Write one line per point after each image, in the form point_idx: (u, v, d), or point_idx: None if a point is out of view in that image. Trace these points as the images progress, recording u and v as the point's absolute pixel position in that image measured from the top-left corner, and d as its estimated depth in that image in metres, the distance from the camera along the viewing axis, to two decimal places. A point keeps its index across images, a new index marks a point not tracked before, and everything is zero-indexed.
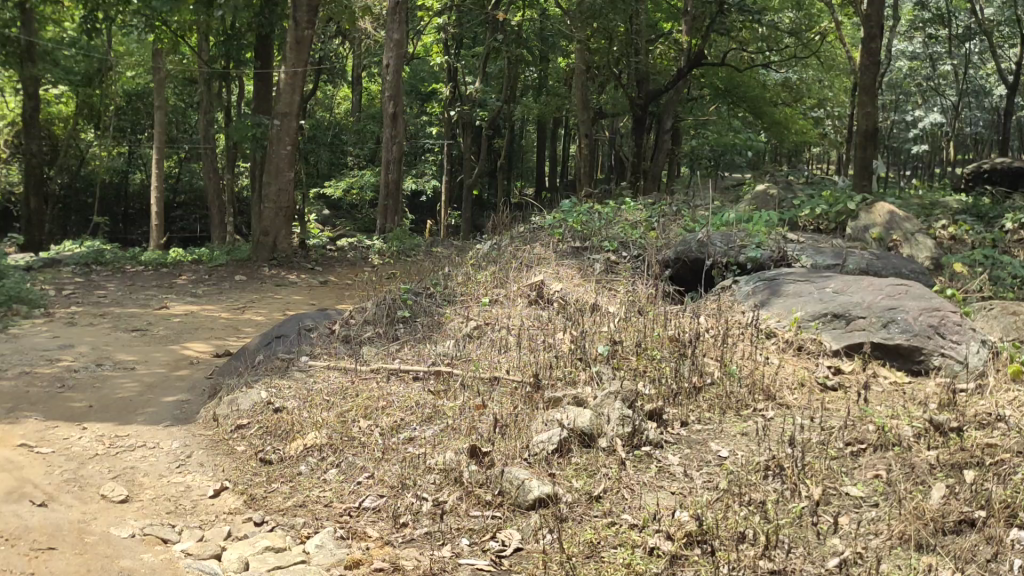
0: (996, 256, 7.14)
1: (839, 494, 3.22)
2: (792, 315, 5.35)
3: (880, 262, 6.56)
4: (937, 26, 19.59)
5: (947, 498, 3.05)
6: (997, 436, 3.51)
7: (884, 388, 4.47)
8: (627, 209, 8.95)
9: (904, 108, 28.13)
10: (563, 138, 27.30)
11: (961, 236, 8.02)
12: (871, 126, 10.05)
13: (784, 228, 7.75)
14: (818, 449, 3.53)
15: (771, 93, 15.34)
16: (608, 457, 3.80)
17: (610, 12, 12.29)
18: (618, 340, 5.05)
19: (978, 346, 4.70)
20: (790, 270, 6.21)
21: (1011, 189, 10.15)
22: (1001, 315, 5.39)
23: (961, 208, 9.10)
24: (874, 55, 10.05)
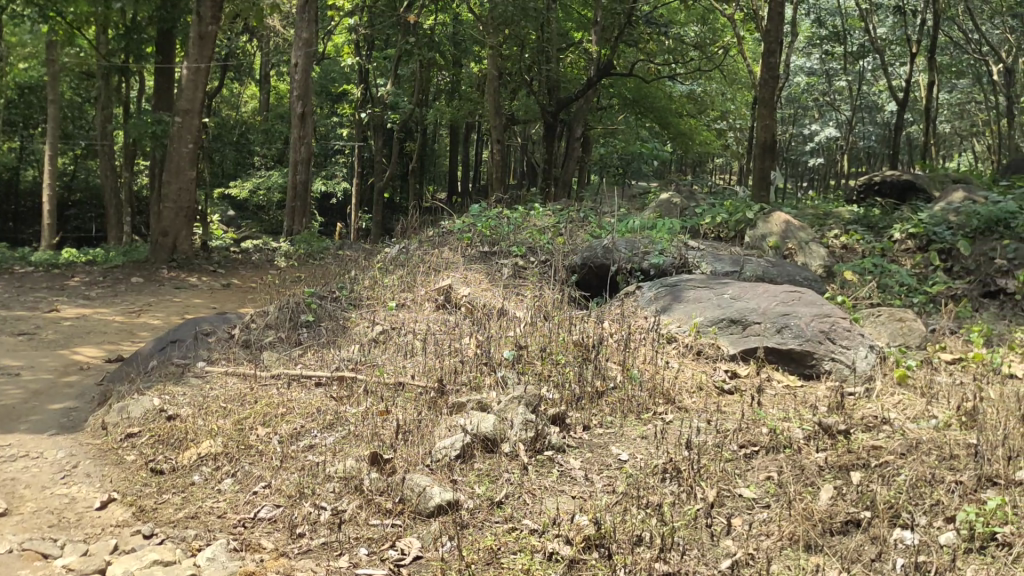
0: (885, 265, 7.46)
1: (732, 496, 3.30)
2: (691, 320, 5.48)
3: (777, 270, 6.78)
4: (833, 43, 20.41)
5: (835, 499, 3.15)
6: (882, 439, 3.65)
7: (777, 391, 4.60)
8: (535, 215, 9.01)
9: (803, 122, 29.17)
10: (475, 142, 27.37)
11: (852, 246, 8.36)
12: (769, 137, 10.40)
13: (685, 235, 7.92)
14: (713, 452, 3.61)
15: (677, 104, 15.67)
16: (510, 462, 3.80)
17: (521, 19, 12.32)
18: (524, 345, 5.08)
19: (866, 350, 4.90)
20: (690, 276, 6.35)
21: (900, 201, 10.61)
22: (888, 321, 5.63)
23: (852, 218, 9.47)
24: (773, 70, 10.39)
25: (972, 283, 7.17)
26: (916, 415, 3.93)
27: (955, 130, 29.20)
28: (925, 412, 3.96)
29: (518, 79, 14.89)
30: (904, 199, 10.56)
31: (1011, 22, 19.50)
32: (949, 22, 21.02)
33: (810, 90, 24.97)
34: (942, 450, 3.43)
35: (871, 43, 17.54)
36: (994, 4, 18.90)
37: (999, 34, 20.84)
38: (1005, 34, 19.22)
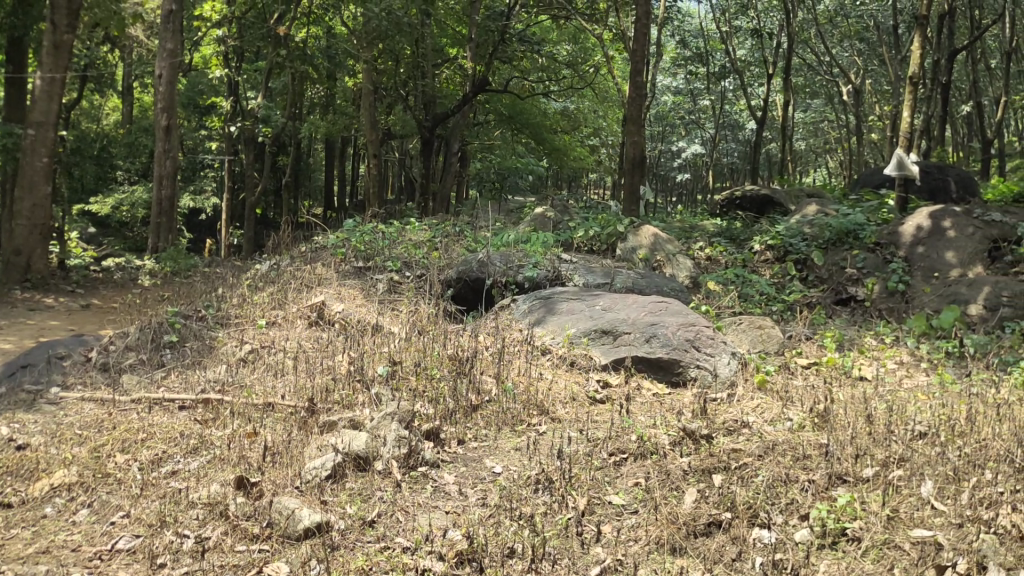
0: (746, 275, 7.81)
1: (602, 503, 3.36)
2: (564, 332, 5.55)
3: (645, 282, 6.97)
4: (697, 63, 21.28)
5: (699, 502, 3.25)
6: (742, 441, 3.80)
7: (646, 399, 4.72)
8: (411, 230, 8.96)
9: (670, 139, 30.26)
10: (350, 158, 27.03)
11: (717, 257, 8.70)
12: (638, 153, 10.72)
13: (558, 248, 8.04)
14: (583, 460, 3.67)
15: (551, 120, 15.93)
16: (383, 480, 3.74)
17: (396, 33, 12.25)
18: (398, 361, 5.03)
19: (729, 358, 5.11)
20: (563, 288, 6.45)
21: (759, 214, 11.14)
22: (749, 328, 5.88)
23: (717, 230, 9.87)
24: (641, 88, 10.71)
25: (826, 291, 7.57)
26: (773, 418, 4.11)
27: (810, 148, 30.91)
28: (782, 414, 4.14)
29: (393, 93, 14.81)
30: (764, 213, 11.07)
31: (857, 46, 20.85)
32: (802, 45, 22.28)
33: (677, 108, 25.93)
34: (797, 451, 3.59)
35: (731, 63, 18.34)
36: (842, 29, 20.16)
37: (847, 57, 22.23)
38: (853, 58, 20.55)
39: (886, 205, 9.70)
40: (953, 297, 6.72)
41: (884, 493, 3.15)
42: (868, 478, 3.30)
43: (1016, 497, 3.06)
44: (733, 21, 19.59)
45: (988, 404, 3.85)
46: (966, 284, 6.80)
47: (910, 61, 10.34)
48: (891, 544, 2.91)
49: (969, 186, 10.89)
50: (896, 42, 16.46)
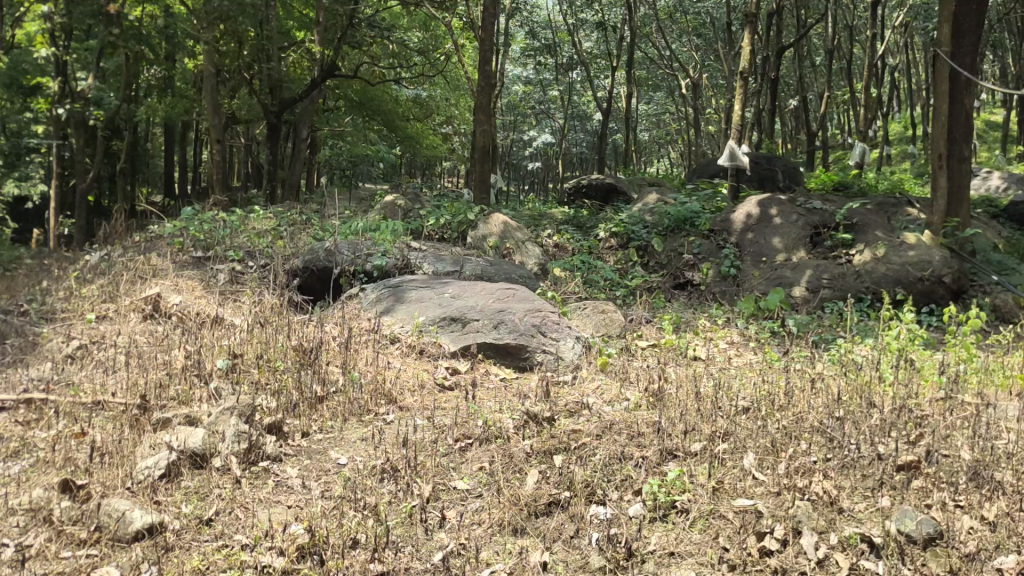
0: (591, 262, 8.02)
1: (447, 489, 3.38)
2: (413, 319, 5.51)
3: (494, 269, 7.04)
4: (546, 54, 21.64)
5: (540, 483, 3.33)
6: (582, 422, 3.91)
7: (494, 385, 4.78)
8: (254, 218, 8.66)
9: (521, 128, 30.65)
10: (191, 143, 25.83)
11: (564, 244, 8.88)
12: (488, 141, 10.79)
13: (407, 236, 7.98)
14: (429, 448, 3.67)
15: (403, 108, 15.75)
16: (222, 477, 3.61)
17: (238, 15, 11.74)
18: (239, 354, 4.85)
19: (573, 342, 5.25)
20: (411, 277, 6.41)
21: (604, 201, 11.45)
22: (592, 313, 6.06)
23: (564, 218, 10.09)
24: (489, 77, 10.76)
25: (665, 276, 7.89)
26: (612, 399, 4.26)
27: (654, 139, 32.08)
28: (620, 395, 4.29)
29: (236, 77, 14.24)
30: (608, 201, 11.38)
31: (695, 42, 21.77)
32: (646, 40, 23.02)
33: (527, 98, 26.26)
34: (632, 429, 3.74)
35: (579, 54, 18.70)
36: (682, 25, 21.01)
37: (687, 51, 23.18)
38: (692, 53, 21.45)
39: (721, 194, 10.19)
40: (780, 280, 7.17)
41: (710, 466, 3.33)
42: (696, 452, 3.47)
43: (826, 465, 3.29)
44: (580, 14, 19.99)
45: (805, 378, 4.11)
46: (790, 268, 7.27)
47: (741, 57, 10.87)
48: (717, 513, 3.08)
49: (795, 176, 11.61)
50: (730, 38, 17.31)
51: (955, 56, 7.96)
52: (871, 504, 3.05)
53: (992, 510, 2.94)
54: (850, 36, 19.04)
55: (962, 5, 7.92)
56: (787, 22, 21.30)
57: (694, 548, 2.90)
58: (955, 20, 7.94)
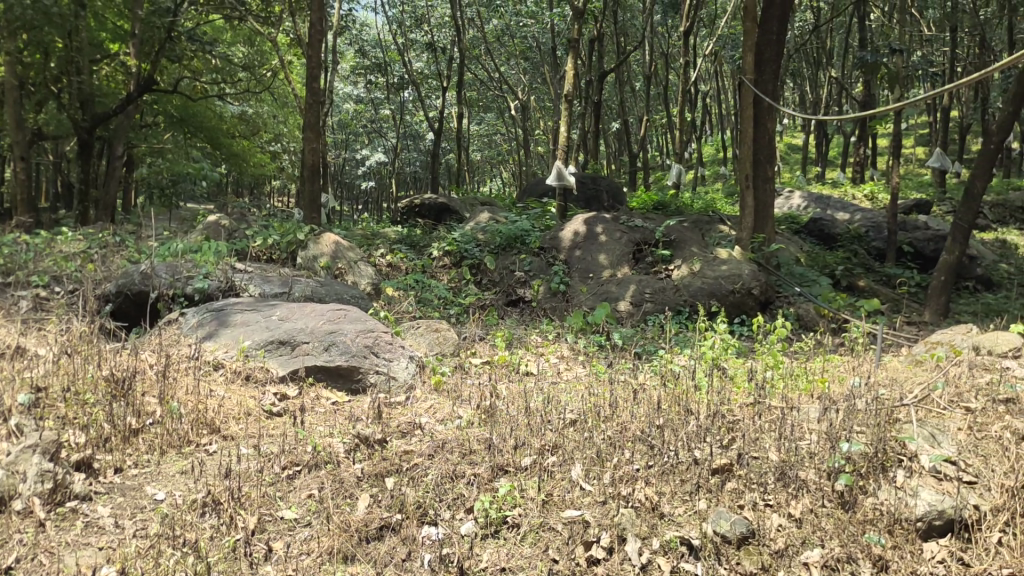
0: (425, 280, 8.00)
1: (274, 519, 3.24)
2: (238, 344, 5.25)
3: (324, 290, 6.89)
4: (376, 73, 21.53)
5: (371, 507, 3.26)
6: (414, 442, 3.88)
7: (326, 409, 4.65)
8: (62, 240, 8.04)
9: (353, 148, 30.27)
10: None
11: (397, 264, 8.80)
12: (316, 160, 10.55)
13: (232, 257, 7.65)
14: (254, 477, 3.51)
15: (228, 125, 15.16)
16: (23, 521, 3.28)
17: (43, 24, 10.92)
18: (42, 387, 4.47)
19: (407, 362, 5.23)
20: (236, 299, 6.14)
21: (436, 220, 11.46)
22: (426, 332, 6.03)
23: (397, 237, 10.02)
24: (318, 94, 10.55)
25: (498, 294, 7.97)
26: (444, 418, 4.24)
27: (486, 159, 32.58)
28: (452, 413, 4.29)
29: (41, 90, 13.24)
30: (442, 220, 11.39)
31: (523, 65, 22.33)
32: (475, 61, 23.34)
33: (358, 116, 25.97)
34: (464, 447, 3.74)
35: (409, 74, 18.67)
36: (510, 48, 21.46)
37: (515, 74, 23.70)
38: (520, 75, 21.93)
39: (549, 213, 10.46)
40: (606, 295, 7.42)
41: (540, 479, 3.39)
42: (526, 467, 3.52)
43: (648, 472, 3.42)
44: (409, 34, 19.99)
45: (629, 389, 4.24)
46: (616, 283, 7.56)
47: (566, 80, 11.22)
48: (546, 526, 3.14)
49: (618, 196, 12.08)
50: (555, 62, 17.84)
51: (759, 83, 8.55)
52: (690, 508, 3.20)
53: (798, 507, 3.15)
54: (667, 63, 20.12)
55: (763, 37, 8.54)
56: (608, 48, 22.26)
57: (525, 562, 2.93)
58: (758, 51, 8.55)
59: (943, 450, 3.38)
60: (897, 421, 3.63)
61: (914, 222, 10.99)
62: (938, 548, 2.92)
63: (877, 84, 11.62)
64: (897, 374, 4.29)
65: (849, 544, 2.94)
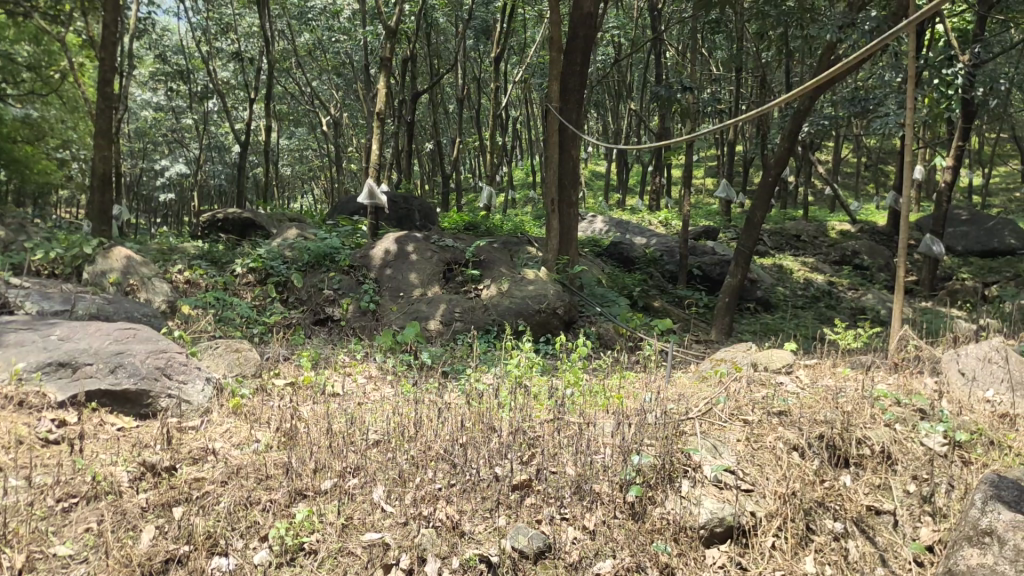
0: (226, 297, 7.61)
1: (44, 556, 2.92)
2: (10, 366, 4.66)
3: (112, 308, 6.43)
4: (178, 81, 20.46)
5: (156, 539, 3.05)
6: (206, 470, 3.68)
7: (110, 436, 4.31)
8: None
9: (153, 158, 28.59)
10: None
11: (196, 280, 8.34)
12: (107, 168, 9.84)
13: (6, 271, 6.96)
14: (23, 511, 3.15)
15: (7, 128, 13.85)
16: None
17: None
18: None
19: (203, 384, 5.00)
20: (9, 318, 5.58)
21: (241, 236, 10.97)
22: (225, 353, 5.75)
23: (197, 252, 9.52)
24: (110, 99, 9.84)
25: (305, 312, 7.72)
26: (240, 442, 4.04)
27: (295, 175, 31.76)
28: (249, 437, 4.10)
29: None
30: (247, 236, 10.94)
31: (335, 81, 21.95)
32: (285, 74, 22.71)
33: (158, 125, 24.54)
34: (261, 472, 3.58)
35: (215, 83, 17.85)
36: (321, 63, 21.09)
37: (326, 89, 23.27)
38: (332, 91, 21.54)
39: (360, 231, 10.31)
40: (415, 314, 7.38)
41: (339, 503, 3.30)
42: (325, 491, 3.42)
43: (450, 490, 3.41)
44: (215, 41, 19.13)
45: (433, 409, 4.21)
46: (425, 303, 7.55)
47: (378, 99, 11.13)
48: (344, 551, 3.06)
49: (429, 216, 12.11)
50: (368, 80, 17.66)
51: (563, 111, 8.85)
52: (490, 524, 3.23)
53: (591, 520, 3.26)
54: (479, 88, 20.48)
55: (568, 67, 8.86)
56: (421, 69, 22.40)
57: None
58: (563, 80, 8.86)
59: (724, 460, 3.62)
60: (684, 433, 3.83)
61: (703, 246, 11.76)
62: (718, 554, 3.14)
63: (671, 117, 12.38)
64: (685, 390, 4.54)
65: (638, 554, 3.08)
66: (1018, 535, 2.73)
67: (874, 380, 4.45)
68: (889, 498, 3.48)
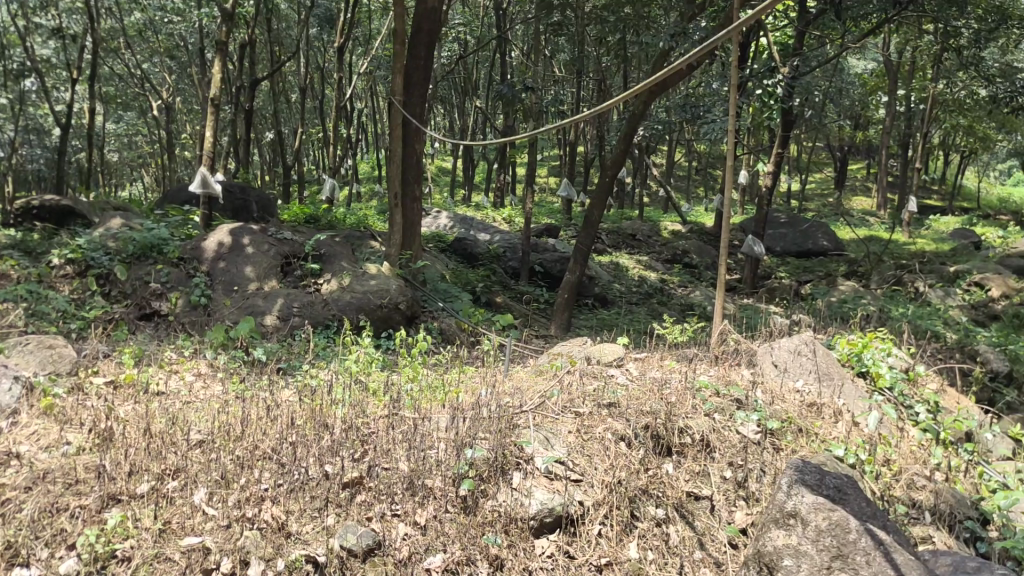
0: (40, 290, 7.03)
1: None
2: None
3: None
4: None
5: None
6: (9, 475, 3.39)
7: None
8: None
9: None
10: None
11: (5, 270, 7.56)
12: None
13: None
14: None
15: None
16: None
17: None
18: None
19: (10, 384, 4.57)
20: None
21: (58, 224, 10.17)
22: (36, 349, 5.31)
23: (7, 241, 8.76)
24: None
25: (129, 306, 7.25)
26: (48, 444, 3.73)
27: (124, 161, 29.93)
28: (59, 439, 3.79)
29: None
30: (65, 225, 10.16)
31: (167, 64, 20.82)
32: (112, 54, 21.31)
33: None
34: (68, 476, 3.32)
35: (32, 60, 16.50)
36: (153, 44, 19.95)
37: (158, 71, 22.01)
38: (164, 74, 20.42)
39: (192, 222, 9.82)
40: (250, 309, 7.10)
41: (156, 507, 3.12)
42: (142, 494, 3.24)
43: (276, 490, 3.31)
44: (33, 15, 17.68)
45: (262, 406, 4.05)
46: (261, 297, 7.28)
47: (212, 83, 10.63)
48: (161, 557, 2.92)
49: (267, 208, 11.70)
50: (204, 64, 16.84)
51: (407, 104, 8.77)
52: (318, 524, 3.17)
53: (422, 515, 3.27)
54: (323, 77, 19.99)
55: (411, 60, 8.79)
56: (262, 55, 21.64)
57: None
58: (407, 73, 8.78)
59: (555, 452, 3.70)
60: (517, 426, 3.89)
61: (545, 243, 11.99)
62: (547, 544, 3.25)
63: (514, 116, 12.53)
64: (521, 384, 4.60)
65: (468, 547, 3.13)
66: (819, 517, 2.97)
67: (697, 372, 4.68)
68: (707, 483, 3.69)
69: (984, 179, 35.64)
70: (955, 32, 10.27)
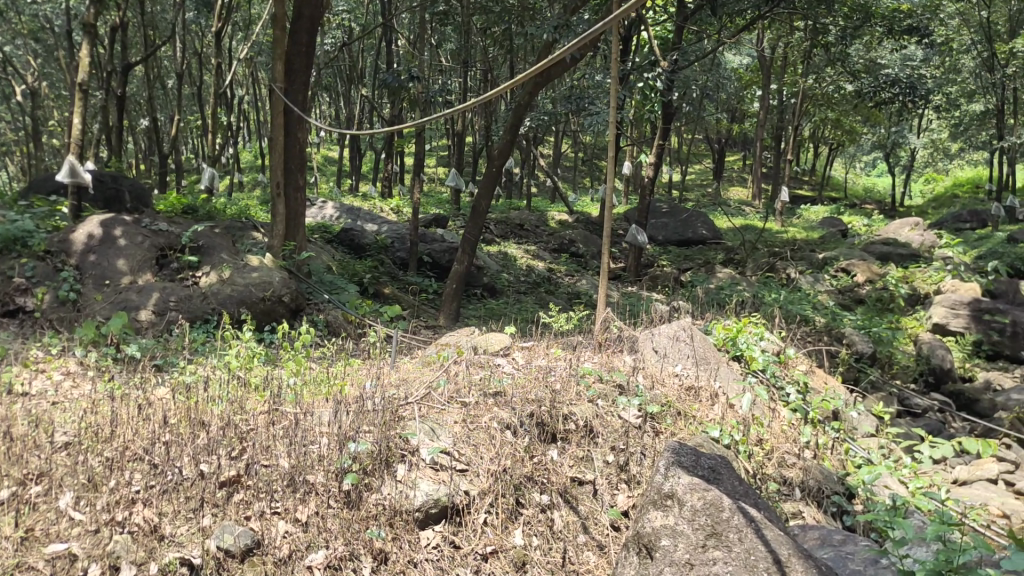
0: None
1: None
2: None
3: None
4: None
5: None
6: None
7: None
8: None
9: None
10: None
11: None
12: None
13: None
14: None
15: None
16: None
17: None
18: None
19: None
20: None
21: None
22: None
23: None
24: None
25: None
26: None
27: None
28: None
29: None
30: None
31: (30, 45, 19.60)
32: None
33: None
34: None
35: None
36: (14, 24, 18.72)
37: (19, 52, 20.67)
38: (27, 56, 19.21)
39: (59, 213, 9.27)
40: (123, 304, 6.78)
41: (16, 514, 2.94)
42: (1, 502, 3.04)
43: (148, 492, 3.17)
44: None
45: (134, 404, 3.86)
46: (135, 291, 6.96)
47: (79, 66, 10.05)
48: (23, 566, 2.74)
49: (142, 198, 11.18)
50: (71, 46, 15.94)
51: (288, 92, 8.54)
52: (193, 525, 3.06)
53: (304, 511, 3.21)
54: (201, 62, 19.26)
55: (292, 46, 8.56)
56: (134, 38, 20.65)
57: None
58: (288, 59, 8.56)
59: (440, 443, 3.69)
60: (402, 418, 3.85)
61: (433, 234, 11.93)
62: (432, 535, 3.26)
63: (400, 104, 12.40)
64: (407, 375, 4.56)
65: (351, 542, 3.10)
66: (694, 497, 3.06)
67: (582, 359, 4.75)
68: (590, 468, 3.77)
69: (850, 171, 37.66)
70: (821, 29, 10.77)
